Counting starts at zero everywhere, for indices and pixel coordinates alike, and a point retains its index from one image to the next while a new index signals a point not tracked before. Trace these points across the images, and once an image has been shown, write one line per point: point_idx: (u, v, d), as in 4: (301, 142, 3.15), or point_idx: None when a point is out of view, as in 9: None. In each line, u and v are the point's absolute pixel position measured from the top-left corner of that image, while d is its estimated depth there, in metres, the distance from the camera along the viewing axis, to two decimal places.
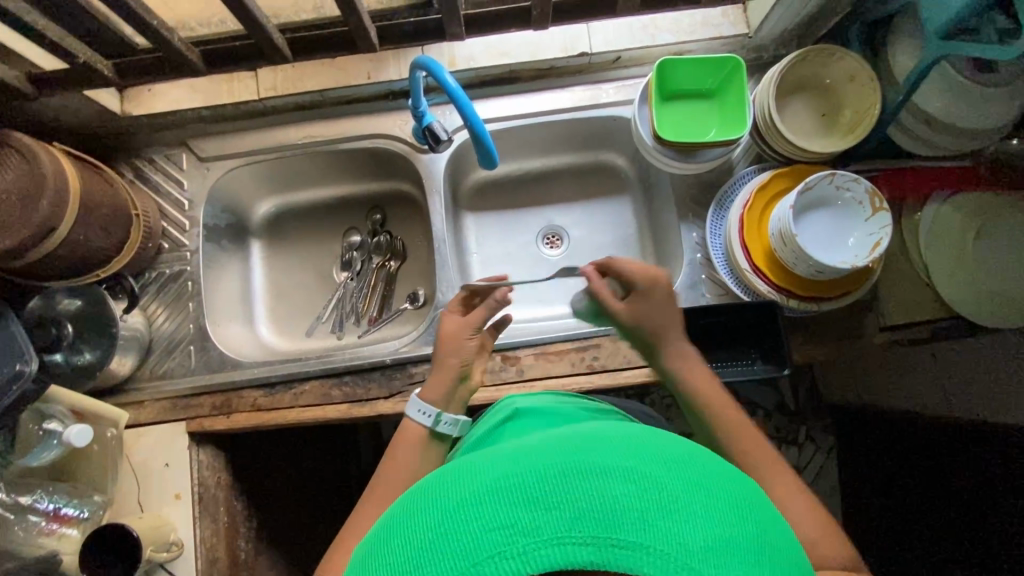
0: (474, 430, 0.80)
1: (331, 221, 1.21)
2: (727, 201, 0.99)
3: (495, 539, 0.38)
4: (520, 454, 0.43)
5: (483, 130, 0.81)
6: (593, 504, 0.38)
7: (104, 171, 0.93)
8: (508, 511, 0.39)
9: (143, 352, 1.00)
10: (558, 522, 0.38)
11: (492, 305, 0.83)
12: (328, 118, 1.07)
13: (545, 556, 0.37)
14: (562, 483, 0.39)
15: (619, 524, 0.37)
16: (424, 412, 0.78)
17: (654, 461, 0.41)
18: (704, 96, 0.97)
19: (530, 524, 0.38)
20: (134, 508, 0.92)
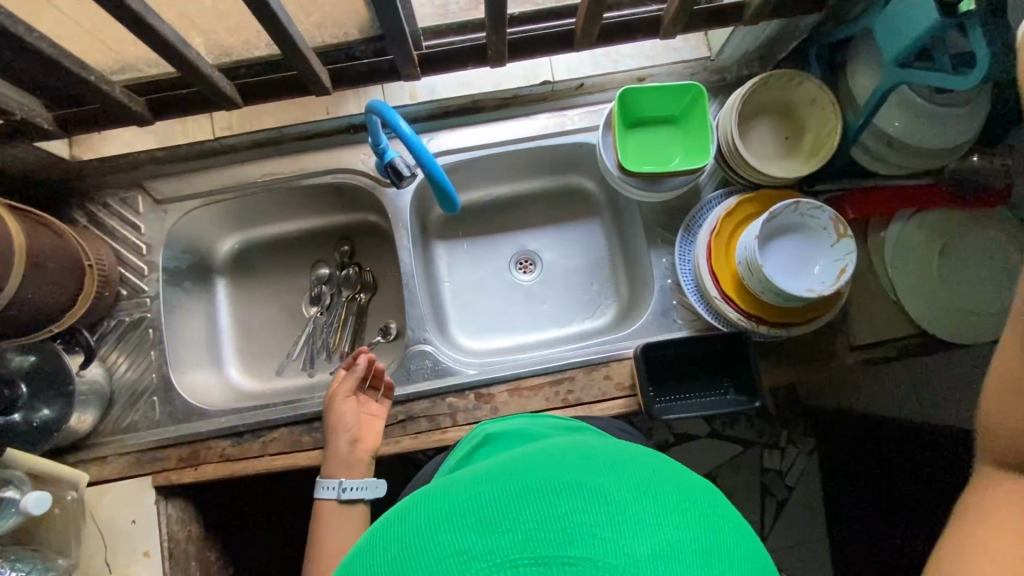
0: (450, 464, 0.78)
1: (298, 255, 1.19)
2: (696, 225, 0.99)
3: (447, 566, 0.38)
4: (472, 485, 0.44)
5: (439, 172, 0.82)
6: (543, 524, 0.38)
7: (52, 222, 0.89)
8: (458, 542, 0.39)
9: (105, 406, 0.96)
10: (507, 547, 0.38)
11: (357, 371, 0.91)
12: (289, 153, 1.04)
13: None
14: (509, 510, 0.40)
15: (568, 542, 0.37)
16: (330, 486, 0.85)
17: (598, 477, 0.42)
18: (667, 123, 0.97)
19: (481, 549, 0.38)
20: (101, 568, 0.89)
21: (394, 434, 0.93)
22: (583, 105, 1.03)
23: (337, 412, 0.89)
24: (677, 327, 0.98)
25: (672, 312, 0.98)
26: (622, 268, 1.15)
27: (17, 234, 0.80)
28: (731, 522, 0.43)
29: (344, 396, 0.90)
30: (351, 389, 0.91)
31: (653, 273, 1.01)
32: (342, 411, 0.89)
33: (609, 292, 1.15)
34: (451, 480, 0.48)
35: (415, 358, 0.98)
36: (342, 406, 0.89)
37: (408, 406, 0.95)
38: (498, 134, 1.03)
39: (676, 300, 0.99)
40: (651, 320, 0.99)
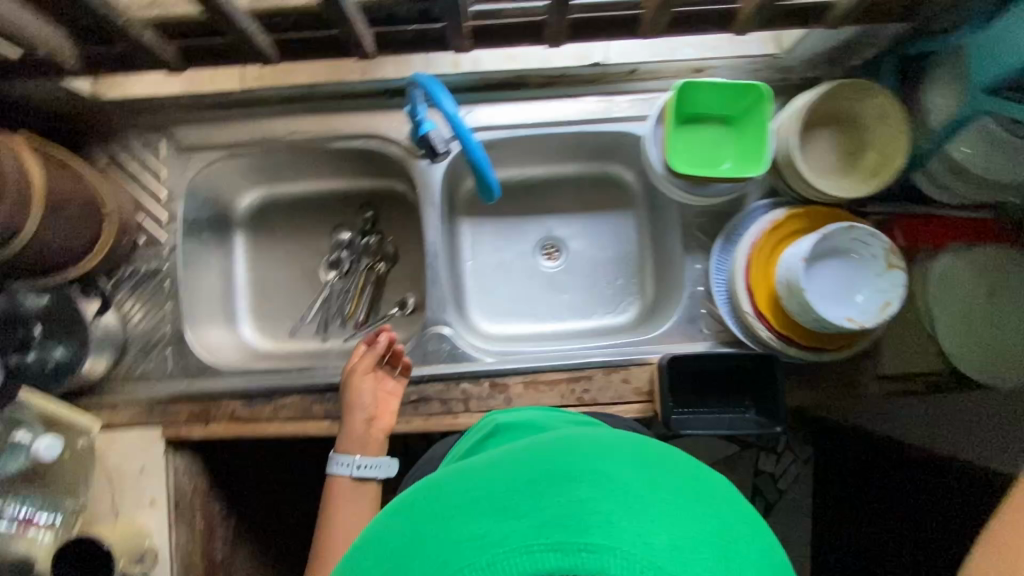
0: (460, 450, 0.77)
1: (319, 216, 1.16)
2: (737, 234, 0.95)
3: (469, 548, 0.42)
4: (491, 471, 0.47)
5: (483, 161, 0.78)
6: (561, 512, 0.42)
7: (70, 164, 0.86)
8: (480, 525, 0.43)
9: (118, 353, 0.95)
10: (527, 532, 0.42)
11: (377, 351, 0.90)
12: (319, 112, 0.99)
13: (516, 566, 0.40)
14: (529, 495, 0.44)
15: (585, 529, 0.41)
16: (344, 463, 0.87)
17: (611, 469, 0.46)
18: (722, 123, 0.91)
19: (502, 535, 0.42)
20: (108, 512, 0.91)
21: (405, 413, 0.93)
22: (634, 92, 0.97)
23: (355, 388, 0.89)
24: (702, 337, 0.96)
25: (699, 321, 0.96)
26: (651, 266, 1.12)
27: (35, 175, 0.77)
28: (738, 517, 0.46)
29: (364, 373, 0.90)
30: (369, 367, 0.90)
31: (684, 278, 0.98)
32: (360, 386, 0.89)
33: (633, 290, 1.12)
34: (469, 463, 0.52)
35: (432, 340, 0.97)
36: (361, 382, 0.89)
37: (422, 387, 0.94)
38: (540, 113, 0.98)
39: (705, 309, 0.96)
40: (677, 328, 0.97)
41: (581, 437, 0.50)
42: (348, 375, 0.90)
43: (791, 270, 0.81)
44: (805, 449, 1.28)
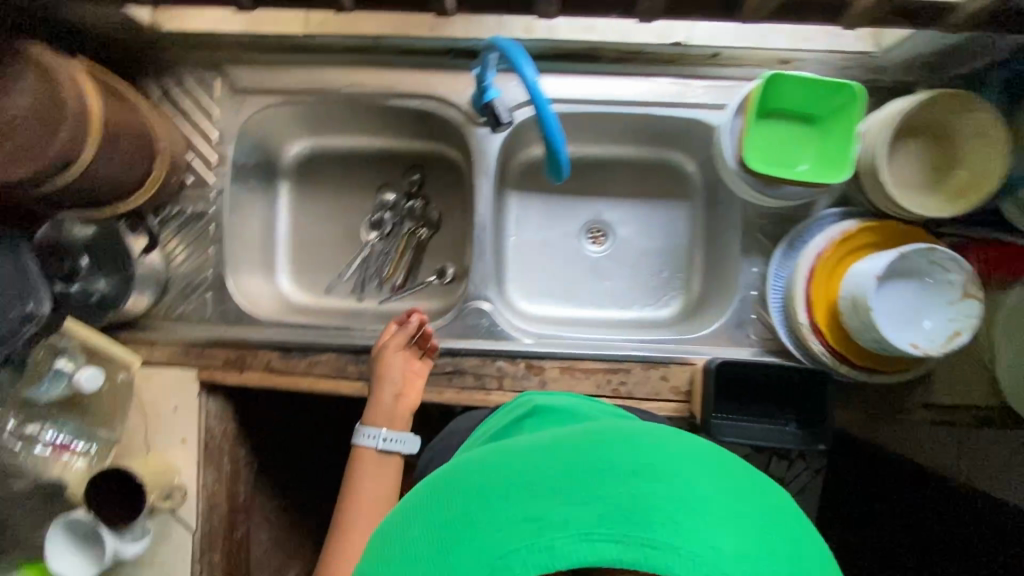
0: (495, 423, 0.76)
1: (364, 173, 1.13)
2: (799, 241, 0.91)
3: (526, 529, 0.41)
4: (547, 450, 0.46)
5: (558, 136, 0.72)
6: (624, 505, 0.41)
7: (126, 97, 0.84)
8: (539, 508, 0.42)
9: (160, 291, 0.95)
10: (587, 522, 0.41)
11: (409, 329, 0.90)
12: (378, 66, 0.95)
13: (576, 552, 0.40)
14: (592, 483, 0.42)
15: (649, 526, 0.40)
16: (371, 435, 0.88)
17: (677, 465, 0.44)
18: (804, 122, 0.86)
19: (560, 520, 0.41)
20: (140, 447, 0.92)
21: (438, 384, 0.92)
22: (712, 78, 0.91)
23: (386, 364, 0.89)
24: (749, 342, 0.93)
25: (747, 325, 0.93)
26: (700, 262, 1.08)
27: (94, 105, 0.75)
28: (801, 524, 0.45)
29: (395, 349, 0.89)
30: (401, 344, 0.90)
31: (738, 281, 0.94)
32: (390, 362, 0.89)
33: (678, 284, 1.09)
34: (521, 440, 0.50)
35: (470, 316, 0.95)
36: (392, 358, 0.89)
37: (457, 360, 0.93)
38: (610, 91, 0.93)
39: (755, 314, 0.93)
40: (724, 330, 0.94)
41: (641, 426, 0.48)
42: (379, 352, 0.90)
43: (859, 287, 0.78)
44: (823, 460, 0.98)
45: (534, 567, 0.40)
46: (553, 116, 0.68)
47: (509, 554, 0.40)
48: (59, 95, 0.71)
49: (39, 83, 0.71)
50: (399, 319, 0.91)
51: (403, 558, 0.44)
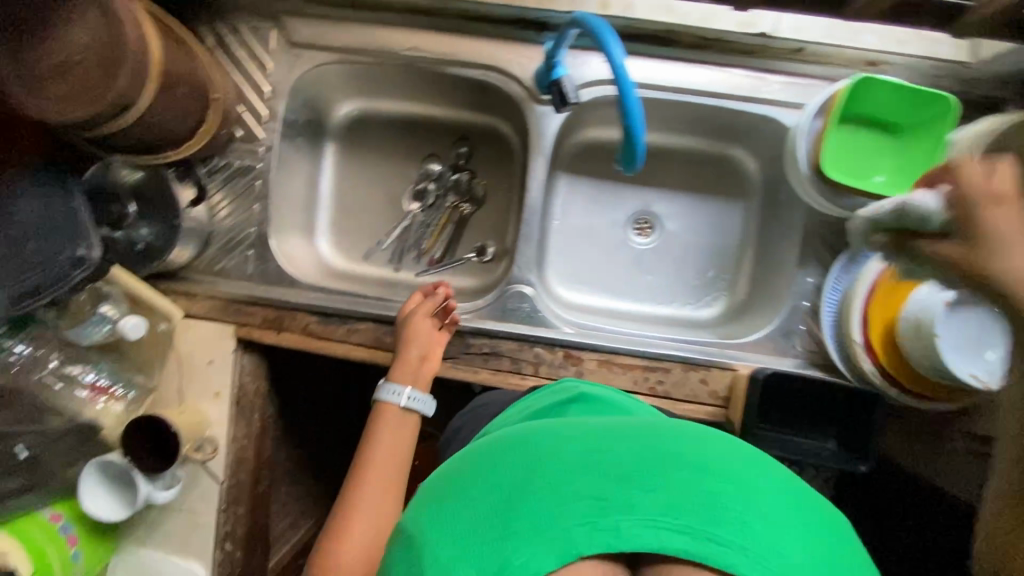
0: (536, 402, 0.74)
1: (412, 141, 1.10)
2: (862, 256, 0.87)
3: (594, 506, 0.42)
4: (616, 439, 0.47)
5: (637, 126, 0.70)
6: (693, 500, 0.42)
7: (186, 42, 0.81)
8: (607, 487, 0.42)
9: (202, 244, 0.94)
10: (655, 509, 0.41)
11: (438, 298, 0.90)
12: (442, 31, 0.91)
13: (641, 537, 0.41)
14: (658, 474, 0.43)
15: (717, 523, 0.41)
16: (394, 391, 0.83)
17: (743, 472, 0.45)
18: (886, 129, 0.82)
19: (629, 503, 0.42)
20: (174, 396, 0.93)
21: (473, 363, 0.91)
22: (791, 74, 0.87)
23: (412, 332, 0.88)
24: (794, 353, 0.91)
25: (794, 336, 0.91)
26: (748, 265, 1.05)
27: (154, 49, 0.72)
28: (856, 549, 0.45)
29: (424, 315, 0.88)
30: (430, 311, 0.89)
31: (790, 290, 0.93)
32: (417, 328, 0.88)
33: (722, 285, 1.06)
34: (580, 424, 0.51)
35: (512, 300, 0.93)
36: (419, 324, 0.88)
37: (495, 342, 0.92)
38: (681, 78, 0.88)
39: (804, 326, 0.91)
40: (770, 338, 0.92)
41: (705, 432, 0.49)
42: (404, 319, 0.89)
43: (927, 309, 0.74)
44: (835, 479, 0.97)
45: (595, 544, 0.40)
46: (638, 107, 0.65)
47: (571, 529, 0.41)
48: (122, 34, 0.68)
49: None
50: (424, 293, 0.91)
51: (451, 513, 0.44)
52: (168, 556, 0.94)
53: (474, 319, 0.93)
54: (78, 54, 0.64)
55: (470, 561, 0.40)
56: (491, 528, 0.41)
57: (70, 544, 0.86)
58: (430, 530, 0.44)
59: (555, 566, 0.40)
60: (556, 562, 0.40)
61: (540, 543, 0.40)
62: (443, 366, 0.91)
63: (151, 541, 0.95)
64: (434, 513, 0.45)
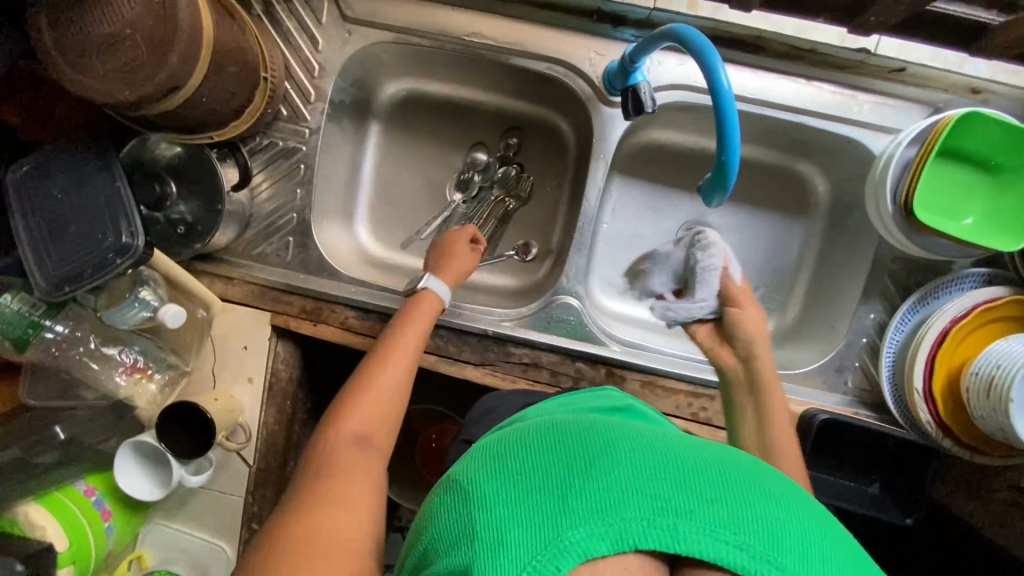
0: (574, 401, 0.70)
1: (460, 128, 1.04)
2: (933, 297, 0.83)
3: (651, 503, 0.39)
4: (675, 445, 0.45)
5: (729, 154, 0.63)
6: (757, 519, 0.39)
7: (237, 15, 0.75)
8: (667, 489, 0.40)
9: (242, 227, 0.91)
10: (716, 520, 0.39)
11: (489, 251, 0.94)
12: (508, 16, 0.84)
13: (698, 544, 0.38)
14: (720, 487, 0.41)
15: (778, 548, 0.38)
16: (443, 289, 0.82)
17: (804, 507, 0.42)
18: (982, 168, 0.76)
19: (687, 508, 0.39)
20: (206, 380, 0.92)
21: (513, 372, 0.89)
22: (883, 94, 0.80)
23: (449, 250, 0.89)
24: (845, 390, 0.88)
25: (848, 372, 0.88)
26: (802, 289, 1.00)
27: (207, 23, 0.66)
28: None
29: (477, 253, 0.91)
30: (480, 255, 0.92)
31: (850, 325, 0.88)
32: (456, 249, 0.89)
33: (773, 306, 1.01)
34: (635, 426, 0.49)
35: (558, 310, 0.90)
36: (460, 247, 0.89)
37: (537, 353, 0.89)
38: (764, 89, 0.81)
39: (859, 362, 0.88)
40: (821, 373, 0.88)
41: (760, 461, 0.47)
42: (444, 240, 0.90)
43: (1003, 369, 0.71)
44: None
45: (650, 539, 0.38)
46: (738, 144, 0.60)
47: (627, 517, 0.39)
48: (175, 8, 0.62)
49: None
50: (472, 233, 0.91)
51: (504, 477, 0.43)
52: (197, 533, 0.96)
53: (517, 327, 0.90)
54: (127, 27, 0.60)
55: (523, 525, 0.39)
56: (546, 500, 0.40)
57: (104, 517, 0.86)
58: (481, 488, 0.42)
59: (607, 552, 0.38)
60: (610, 547, 0.38)
61: (595, 524, 0.38)
62: (481, 372, 0.89)
63: (179, 516, 0.96)
64: (486, 472, 0.44)
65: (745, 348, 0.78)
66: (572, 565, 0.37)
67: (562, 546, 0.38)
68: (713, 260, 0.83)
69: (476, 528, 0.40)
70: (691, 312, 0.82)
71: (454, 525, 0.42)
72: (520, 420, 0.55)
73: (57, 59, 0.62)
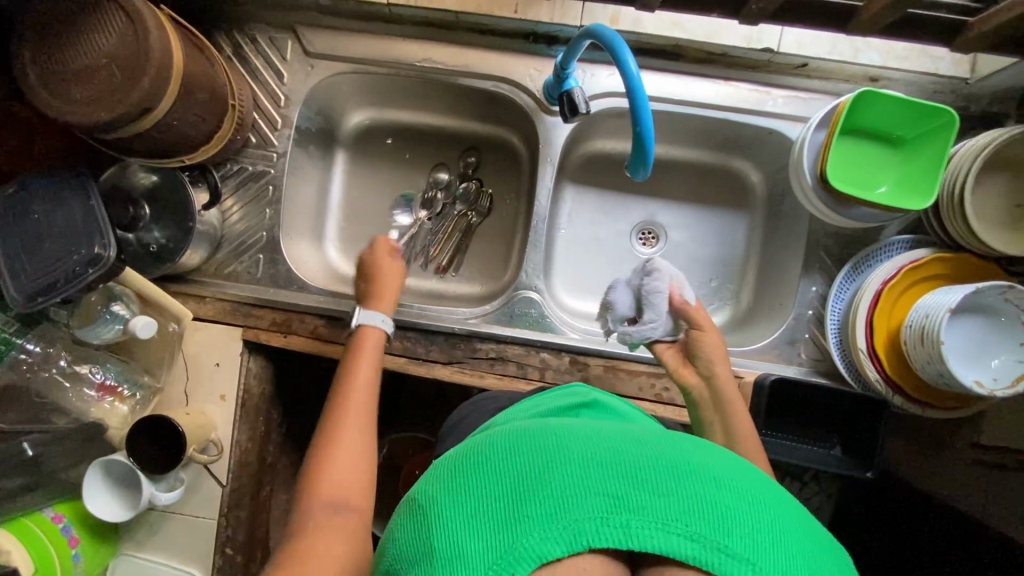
0: (543, 400, 0.74)
1: (421, 151, 1.12)
2: (865, 265, 0.89)
3: (602, 504, 0.41)
4: (628, 438, 0.46)
5: (650, 137, 0.68)
6: (704, 506, 0.41)
7: (206, 50, 0.83)
8: (618, 486, 0.41)
9: (213, 247, 0.95)
10: (665, 512, 0.41)
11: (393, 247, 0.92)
12: (455, 43, 0.94)
13: (650, 538, 0.40)
14: (672, 477, 0.42)
15: (727, 534, 0.40)
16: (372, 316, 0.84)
17: (749, 483, 0.44)
18: (887, 142, 0.84)
19: (637, 503, 0.41)
20: (179, 398, 0.93)
21: (480, 368, 0.91)
22: (793, 88, 0.90)
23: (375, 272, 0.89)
24: (798, 361, 0.92)
25: (799, 344, 0.92)
26: (752, 277, 1.06)
27: (176, 53, 0.74)
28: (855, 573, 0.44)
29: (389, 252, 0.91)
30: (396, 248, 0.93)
31: (795, 299, 0.93)
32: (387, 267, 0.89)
33: (728, 295, 1.06)
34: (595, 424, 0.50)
35: (519, 304, 0.94)
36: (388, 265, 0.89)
37: (502, 347, 0.92)
38: (687, 92, 0.91)
39: (808, 334, 0.92)
40: (774, 347, 0.92)
41: (713, 446, 0.48)
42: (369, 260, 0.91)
43: (931, 317, 0.75)
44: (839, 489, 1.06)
45: (603, 537, 0.40)
46: (650, 118, 0.67)
47: (581, 519, 0.40)
48: (147, 39, 0.69)
49: (123, 22, 0.70)
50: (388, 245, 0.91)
51: (458, 489, 0.44)
52: (168, 560, 0.95)
53: (482, 323, 0.93)
54: (104, 57, 0.69)
55: (480, 535, 0.40)
56: (504, 511, 0.41)
57: (70, 545, 0.86)
58: (439, 500, 0.44)
59: (562, 553, 0.40)
60: (563, 549, 0.40)
61: (546, 528, 0.40)
62: (449, 370, 0.92)
63: (151, 543, 0.95)
64: (442, 486, 0.45)
65: (707, 367, 0.78)
66: (530, 569, 0.39)
67: (518, 554, 0.39)
68: (659, 284, 0.80)
69: (433, 546, 0.41)
70: (644, 335, 0.80)
71: (415, 540, 0.43)
72: (496, 425, 0.56)
73: (39, 89, 0.69)
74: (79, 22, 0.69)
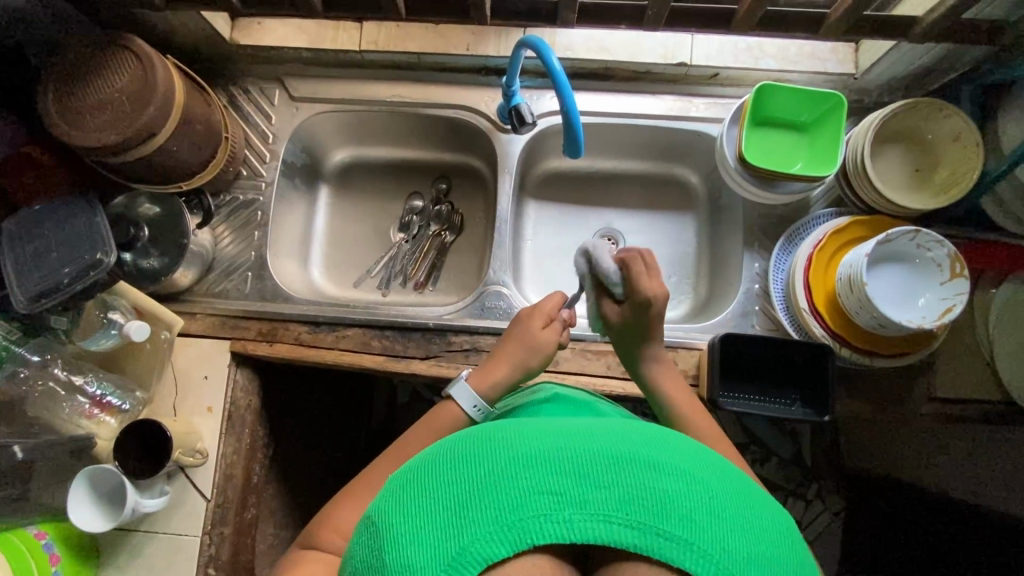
0: (512, 401, 0.83)
1: (395, 183, 1.23)
2: (799, 239, 0.98)
3: (546, 502, 0.44)
4: (573, 433, 0.49)
5: (577, 118, 0.83)
6: (643, 494, 0.45)
7: (206, 93, 0.97)
8: (561, 483, 0.45)
9: (204, 269, 1.03)
10: (606, 505, 0.44)
11: (558, 326, 0.86)
12: (421, 82, 1.10)
13: (593, 530, 0.44)
14: (614, 469, 0.46)
15: (665, 519, 0.44)
16: (468, 398, 0.80)
17: (692, 464, 0.48)
18: (794, 129, 0.97)
19: (580, 498, 0.44)
20: (169, 411, 0.97)
21: (456, 360, 0.97)
22: (712, 96, 1.05)
23: (533, 347, 0.82)
24: (753, 332, 0.97)
25: (751, 315, 0.98)
26: (706, 269, 1.14)
27: (179, 89, 0.87)
28: (796, 534, 0.49)
29: (544, 325, 0.84)
30: (556, 323, 0.86)
31: (741, 275, 1.01)
32: (543, 344, 0.83)
33: (686, 288, 1.14)
34: (547, 421, 0.53)
35: (489, 298, 1.01)
36: (544, 340, 0.83)
37: (475, 338, 0.98)
38: (621, 105, 1.06)
39: (759, 306, 0.98)
40: (729, 320, 0.98)
41: (659, 430, 0.51)
42: (535, 308, 0.86)
43: (854, 267, 0.83)
44: (837, 500, 1.22)
45: (547, 535, 0.44)
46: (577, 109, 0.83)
47: (526, 520, 0.44)
48: (154, 73, 0.82)
49: (135, 63, 0.83)
50: (552, 311, 0.85)
51: (410, 504, 0.47)
52: None
53: (456, 317, 1.00)
54: (116, 92, 0.82)
55: (430, 543, 0.44)
56: (451, 518, 0.45)
57: (51, 563, 0.85)
58: (393, 514, 0.47)
59: (506, 554, 0.44)
60: (508, 551, 0.44)
61: (492, 533, 0.44)
62: (427, 364, 0.97)
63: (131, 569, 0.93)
64: (395, 501, 0.48)
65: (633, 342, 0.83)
66: (476, 571, 0.44)
67: (466, 557, 0.44)
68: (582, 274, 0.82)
69: (388, 562, 0.45)
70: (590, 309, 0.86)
71: (371, 556, 0.47)
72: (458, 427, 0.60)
73: (57, 121, 0.82)
74: (99, 66, 0.83)
